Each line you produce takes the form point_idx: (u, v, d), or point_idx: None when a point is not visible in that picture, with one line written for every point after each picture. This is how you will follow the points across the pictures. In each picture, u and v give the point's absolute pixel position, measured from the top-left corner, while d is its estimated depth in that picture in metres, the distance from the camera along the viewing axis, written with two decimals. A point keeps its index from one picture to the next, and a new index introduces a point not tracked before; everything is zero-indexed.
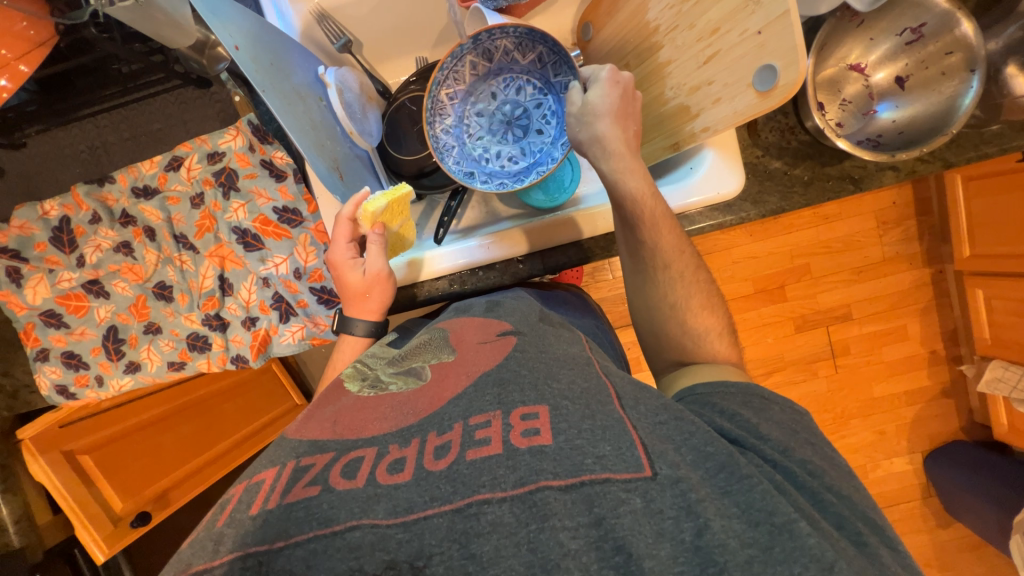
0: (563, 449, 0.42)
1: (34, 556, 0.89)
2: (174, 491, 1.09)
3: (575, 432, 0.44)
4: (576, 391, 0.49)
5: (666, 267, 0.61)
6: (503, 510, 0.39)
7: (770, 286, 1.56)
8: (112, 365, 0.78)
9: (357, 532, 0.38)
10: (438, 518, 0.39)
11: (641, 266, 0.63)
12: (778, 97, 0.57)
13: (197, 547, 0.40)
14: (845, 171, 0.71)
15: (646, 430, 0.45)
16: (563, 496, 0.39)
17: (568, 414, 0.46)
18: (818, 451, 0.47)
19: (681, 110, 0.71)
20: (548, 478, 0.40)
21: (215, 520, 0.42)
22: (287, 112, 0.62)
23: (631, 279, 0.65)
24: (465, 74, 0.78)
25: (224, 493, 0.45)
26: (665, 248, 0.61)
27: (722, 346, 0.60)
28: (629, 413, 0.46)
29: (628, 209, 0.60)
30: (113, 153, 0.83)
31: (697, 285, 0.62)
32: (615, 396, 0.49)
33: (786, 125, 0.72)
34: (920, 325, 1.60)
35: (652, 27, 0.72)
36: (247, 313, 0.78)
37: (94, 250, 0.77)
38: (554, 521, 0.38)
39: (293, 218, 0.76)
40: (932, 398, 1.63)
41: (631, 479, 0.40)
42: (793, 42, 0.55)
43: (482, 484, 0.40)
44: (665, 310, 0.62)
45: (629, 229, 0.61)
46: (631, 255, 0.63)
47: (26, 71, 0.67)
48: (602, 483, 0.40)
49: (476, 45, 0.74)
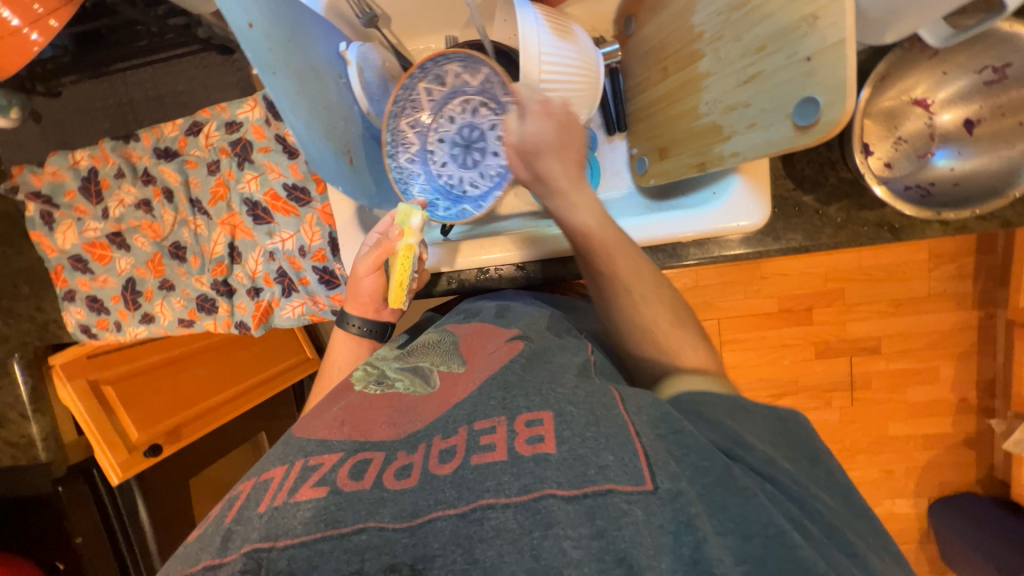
0: (567, 458, 0.42)
1: (59, 472, 0.99)
2: (186, 427, 1.15)
3: (578, 441, 0.43)
4: (581, 396, 0.48)
5: (628, 293, 0.59)
6: (506, 518, 0.39)
7: (796, 307, 1.48)
8: (129, 313, 0.83)
9: (363, 534, 0.40)
10: (442, 522, 0.39)
11: (602, 293, 0.61)
12: (815, 136, 0.52)
13: (206, 543, 0.43)
14: (885, 217, 0.65)
15: (649, 437, 0.43)
16: (565, 506, 0.39)
17: (571, 422, 0.44)
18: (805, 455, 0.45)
19: (712, 130, 0.66)
20: (552, 486, 0.40)
21: (225, 517, 0.45)
22: (298, 94, 0.61)
23: (602, 314, 0.63)
24: (421, 102, 0.75)
25: (233, 489, 0.48)
26: (638, 284, 0.59)
27: (683, 347, 0.57)
28: (633, 419, 0.45)
29: (581, 242, 0.60)
30: (139, 112, 0.84)
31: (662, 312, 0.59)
32: (619, 400, 0.48)
33: (828, 159, 0.66)
34: (954, 370, 1.50)
35: (695, 33, 0.66)
36: (252, 283, 0.80)
37: (118, 204, 0.80)
38: (558, 529, 0.38)
39: (301, 197, 0.76)
40: (952, 446, 1.54)
41: (633, 491, 0.39)
42: (842, 77, 0.49)
43: (486, 489, 0.40)
44: (646, 350, 0.59)
45: (587, 258, 0.61)
46: (593, 283, 0.63)
47: (56, 26, 0.61)
48: (604, 494, 0.39)
49: (426, 72, 0.72)
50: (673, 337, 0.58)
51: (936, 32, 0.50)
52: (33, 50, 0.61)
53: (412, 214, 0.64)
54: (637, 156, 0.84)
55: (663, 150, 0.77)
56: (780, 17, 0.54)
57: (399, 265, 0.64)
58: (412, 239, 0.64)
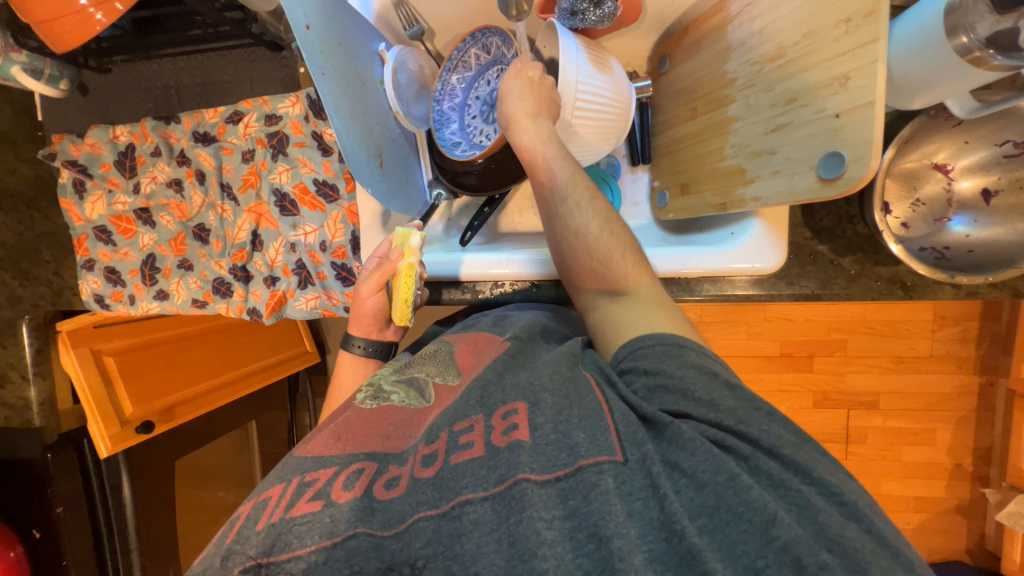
0: (539, 445, 0.43)
1: (49, 438, 0.98)
2: (180, 407, 1.15)
3: (549, 427, 0.44)
4: (557, 381, 0.48)
5: (570, 206, 0.62)
6: (484, 509, 0.40)
7: (798, 353, 1.48)
8: (145, 288, 0.85)
9: (353, 540, 0.40)
10: (423, 522, 0.41)
11: (552, 217, 0.64)
12: (841, 188, 0.54)
13: (206, 565, 0.41)
14: (897, 275, 0.67)
15: (621, 415, 0.44)
16: (539, 489, 0.40)
17: (544, 407, 0.46)
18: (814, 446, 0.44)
19: (736, 172, 0.68)
20: (525, 470, 0.41)
21: (225, 538, 0.43)
22: (342, 94, 0.63)
23: (555, 252, 0.64)
24: (467, 63, 0.79)
25: (235, 510, 0.46)
26: (575, 200, 0.62)
27: (616, 258, 0.59)
28: (604, 391, 0.47)
29: (528, 164, 0.64)
30: (184, 96, 0.85)
31: (598, 220, 0.61)
32: (594, 381, 0.49)
33: (846, 213, 0.67)
34: (951, 434, 1.49)
35: (728, 79, 0.69)
36: (269, 272, 0.82)
37: (150, 180, 0.83)
38: (531, 512, 0.39)
39: (330, 193, 0.78)
40: (944, 511, 1.52)
41: (601, 460, 0.41)
42: (870, 136, 0.51)
43: (464, 485, 0.42)
44: (588, 277, 0.61)
45: (536, 182, 0.65)
46: (546, 213, 0.65)
47: (120, 9, 0.64)
48: (574, 474, 0.41)
49: (476, 40, 0.78)
50: (604, 241, 0.60)
51: (963, 104, 0.52)
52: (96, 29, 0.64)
53: (411, 235, 0.65)
54: (658, 189, 0.86)
55: (685, 186, 0.79)
56: (812, 74, 0.56)
57: (402, 285, 0.66)
58: (413, 258, 0.65)
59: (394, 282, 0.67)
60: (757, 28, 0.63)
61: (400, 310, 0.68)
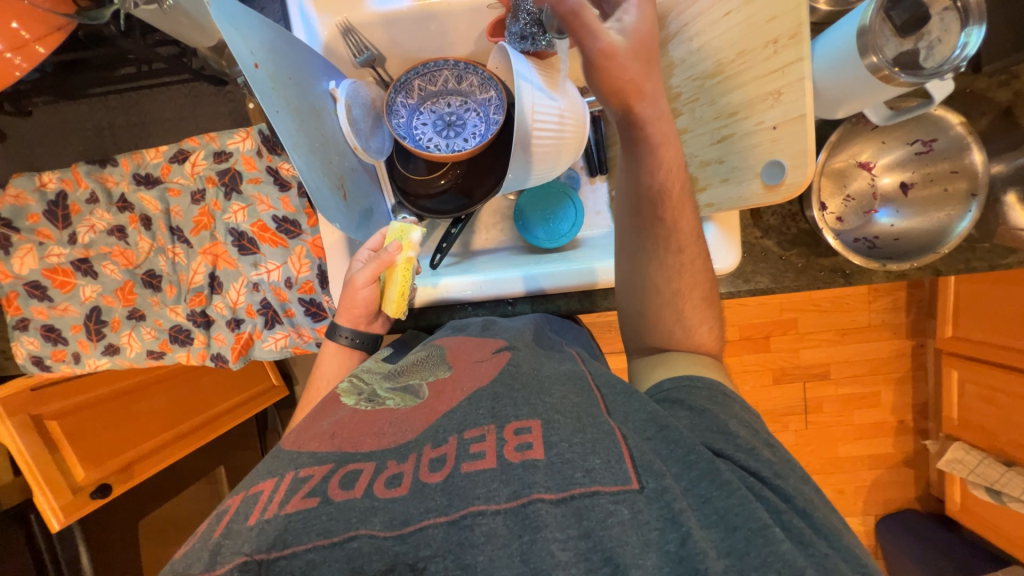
0: (555, 463, 0.43)
1: None
2: (139, 464, 1.07)
3: (566, 446, 0.45)
4: (568, 405, 0.50)
5: (678, 252, 0.59)
6: (497, 523, 0.40)
7: (756, 335, 1.58)
8: (91, 345, 0.79)
9: (355, 542, 0.39)
10: (433, 529, 0.40)
11: (650, 248, 0.60)
12: (782, 194, 0.60)
13: (193, 557, 0.39)
14: (838, 264, 0.73)
15: (637, 442, 0.46)
16: (554, 509, 0.41)
17: (559, 427, 0.47)
18: (794, 471, 0.47)
19: (689, 180, 0.72)
20: (540, 490, 0.41)
21: (212, 531, 0.42)
22: (299, 130, 0.62)
23: (631, 284, 0.62)
24: (438, 79, 0.82)
25: (221, 503, 0.45)
26: (682, 229, 0.59)
27: (698, 286, 0.60)
28: (620, 426, 0.47)
29: (659, 188, 0.56)
30: (120, 137, 0.79)
31: (696, 250, 0.60)
32: (605, 410, 0.50)
33: (788, 211, 0.73)
34: (893, 394, 1.64)
35: (673, 93, 0.72)
36: (232, 314, 0.78)
37: (87, 230, 0.77)
38: (545, 532, 0.39)
39: (291, 229, 0.76)
40: (893, 465, 1.67)
41: (619, 491, 0.42)
42: (803, 145, 0.57)
43: (476, 496, 0.41)
44: (665, 296, 0.60)
45: (653, 207, 0.58)
46: (642, 240, 0.60)
47: (43, 52, 0.61)
48: (591, 495, 0.41)
49: (455, 67, 0.80)
50: (699, 307, 0.60)
51: (879, 112, 0.58)
52: (14, 74, 0.62)
53: (410, 230, 0.69)
54: None
55: None
56: (748, 89, 0.61)
57: (400, 278, 0.68)
58: (411, 252, 0.68)
59: (388, 275, 0.69)
60: (695, 46, 0.67)
61: (396, 302, 0.70)
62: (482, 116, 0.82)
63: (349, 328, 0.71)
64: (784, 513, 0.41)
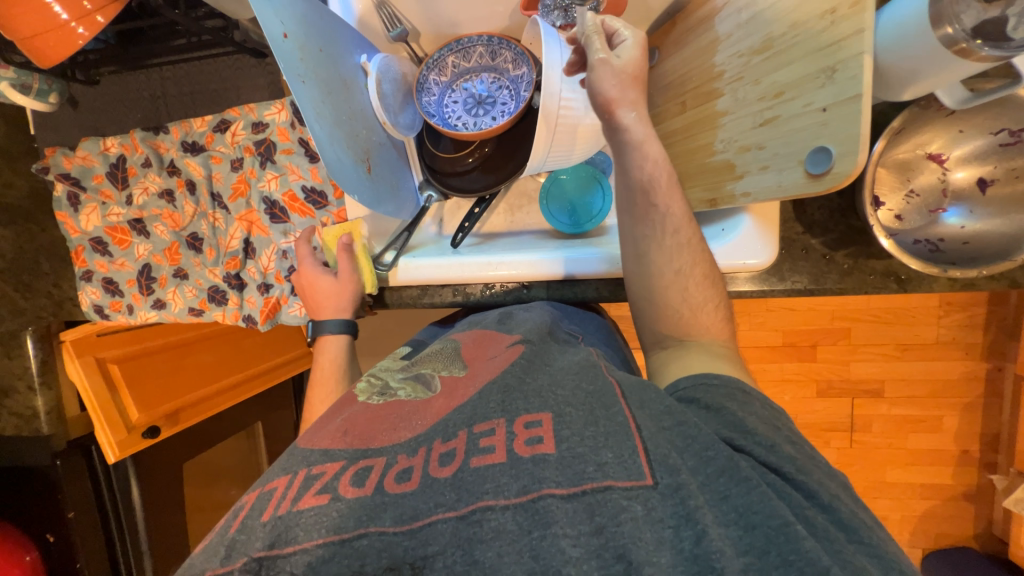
0: (565, 458, 0.39)
1: (58, 445, 1.00)
2: (185, 411, 1.17)
3: (578, 440, 0.40)
4: (580, 396, 0.44)
5: (675, 233, 0.57)
6: (505, 519, 0.36)
7: (800, 342, 1.47)
8: (142, 298, 0.86)
9: (364, 540, 0.36)
10: (441, 525, 0.37)
11: (647, 233, 0.58)
12: (826, 185, 0.54)
13: (209, 553, 0.38)
14: (891, 268, 0.66)
15: (651, 432, 0.41)
16: (564, 504, 0.37)
17: (572, 422, 0.42)
18: (817, 467, 0.42)
19: (726, 167, 0.66)
20: (551, 485, 0.37)
21: (228, 527, 0.39)
22: (325, 101, 0.63)
23: (631, 275, 0.60)
24: (473, 54, 0.80)
25: (238, 499, 0.42)
26: (675, 213, 0.57)
27: (699, 264, 0.57)
28: (635, 413, 0.42)
29: (640, 177, 0.57)
30: (171, 106, 0.86)
31: (692, 231, 0.58)
32: (621, 395, 0.44)
33: (839, 206, 0.67)
34: (956, 421, 1.47)
35: (716, 72, 0.66)
36: (263, 279, 0.82)
37: (142, 191, 0.84)
38: (557, 528, 0.36)
39: (318, 200, 0.80)
40: (949, 497, 1.51)
41: (631, 486, 0.38)
42: (854, 129, 0.51)
43: (486, 490, 0.37)
44: (667, 277, 0.57)
45: (643, 194, 0.57)
46: (637, 224, 0.58)
47: (102, 22, 0.66)
48: (603, 491, 0.37)
49: (488, 42, 0.79)
50: (702, 290, 0.56)
51: (954, 94, 0.51)
52: (78, 43, 0.66)
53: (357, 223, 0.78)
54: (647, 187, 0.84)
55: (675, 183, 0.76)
56: (797, 66, 0.55)
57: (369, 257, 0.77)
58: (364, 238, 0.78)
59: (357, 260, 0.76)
60: (745, 18, 0.61)
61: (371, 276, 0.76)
62: (512, 94, 0.80)
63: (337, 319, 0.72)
64: (805, 510, 0.38)
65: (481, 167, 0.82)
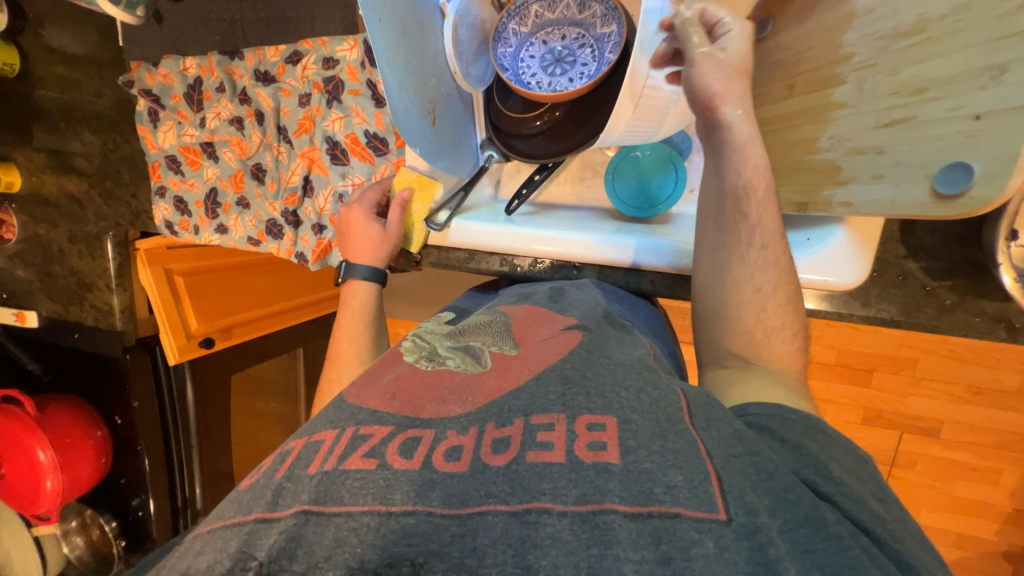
0: (631, 472, 0.35)
1: (128, 340, 1.11)
2: (236, 328, 1.25)
3: (644, 453, 0.37)
4: (647, 402, 0.41)
5: (763, 249, 0.51)
6: (562, 526, 0.33)
7: (857, 365, 1.35)
8: (207, 221, 0.90)
9: (412, 518, 0.34)
10: (493, 517, 0.34)
11: (729, 244, 0.53)
12: (955, 209, 0.47)
13: (258, 492, 0.39)
14: (1005, 312, 0.57)
15: (722, 459, 0.37)
16: (629, 524, 0.33)
17: (637, 431, 0.38)
18: (910, 532, 0.37)
19: (829, 168, 0.58)
20: (613, 500, 0.34)
21: (275, 470, 0.40)
22: (399, 47, 0.60)
23: (705, 286, 0.55)
24: (559, 3, 0.73)
25: (284, 445, 0.44)
26: (767, 226, 0.51)
27: (783, 286, 0.51)
28: (704, 438, 0.39)
29: (734, 182, 0.51)
30: (247, 32, 0.81)
31: (782, 248, 0.52)
32: (687, 411, 0.41)
33: (953, 233, 0.57)
34: (1018, 477, 1.35)
35: (842, 54, 0.55)
36: (318, 219, 0.83)
37: (214, 116, 0.86)
38: (618, 550, 0.31)
39: (379, 147, 0.78)
40: (989, 552, 1.41)
41: (703, 518, 0.33)
42: (1014, 146, 0.42)
43: (542, 491, 0.35)
44: (744, 294, 0.52)
45: (733, 201, 0.52)
46: (719, 232, 0.53)
47: None
48: (672, 517, 0.33)
49: None
50: (783, 314, 0.51)
51: None
52: None
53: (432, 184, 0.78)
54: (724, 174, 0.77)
55: None
56: (957, 58, 0.45)
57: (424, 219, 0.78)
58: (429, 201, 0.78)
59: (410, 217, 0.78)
60: None
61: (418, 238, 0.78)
62: (595, 53, 0.73)
63: (368, 266, 0.73)
64: None
65: (551, 132, 0.77)
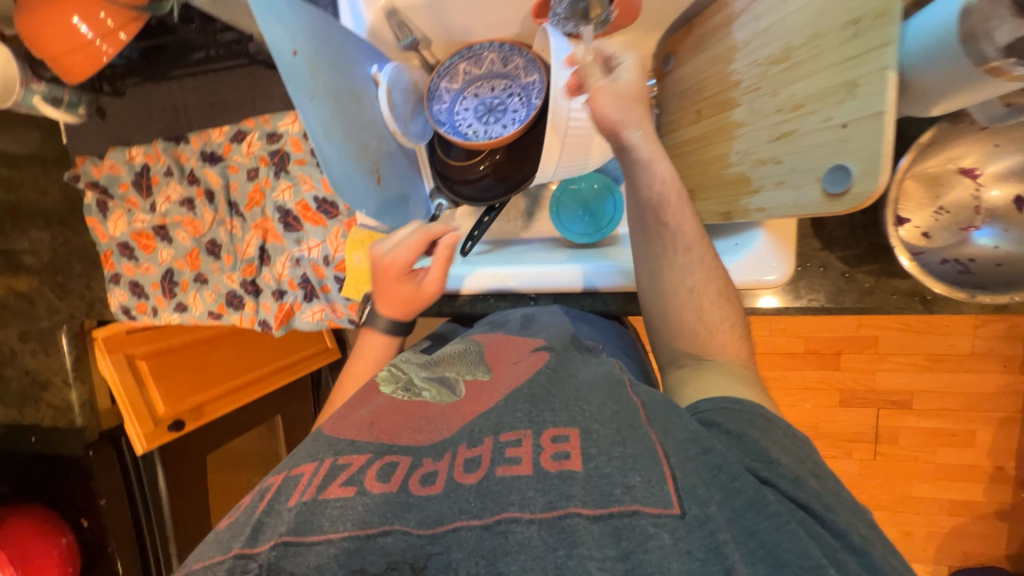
0: (593, 477, 0.38)
1: (91, 436, 1.06)
2: (208, 406, 1.22)
3: (605, 459, 0.39)
4: (606, 413, 0.43)
5: (688, 251, 0.56)
6: (531, 533, 0.35)
7: (824, 349, 1.42)
8: (165, 301, 0.91)
9: (389, 538, 0.36)
10: (465, 532, 0.36)
11: (658, 251, 0.57)
12: (845, 205, 0.52)
13: (235, 532, 0.39)
14: (917, 288, 0.62)
15: (678, 459, 0.39)
16: (591, 526, 0.35)
17: (598, 439, 0.41)
18: (846, 503, 0.40)
19: (742, 179, 0.63)
20: (576, 504, 0.36)
21: (254, 510, 0.40)
22: (335, 117, 0.64)
23: (646, 291, 0.59)
24: (485, 60, 0.79)
25: (263, 481, 0.43)
26: (687, 230, 0.56)
27: (713, 281, 0.55)
28: (662, 439, 0.41)
29: (649, 196, 0.56)
30: (191, 116, 0.84)
31: (705, 248, 0.56)
32: (646, 419, 0.43)
33: (860, 222, 0.64)
34: (991, 436, 1.40)
35: (733, 80, 0.63)
36: (278, 285, 0.85)
37: (164, 200, 0.88)
38: (582, 549, 0.34)
39: (330, 210, 0.81)
40: (981, 515, 1.45)
41: (660, 513, 0.35)
42: (878, 147, 0.48)
43: (510, 502, 0.37)
44: (681, 295, 0.55)
45: (652, 213, 0.56)
46: (647, 242, 0.58)
47: (125, 39, 0.68)
48: (631, 515, 0.36)
49: (500, 49, 0.78)
50: (718, 308, 0.55)
51: None
52: (104, 60, 0.69)
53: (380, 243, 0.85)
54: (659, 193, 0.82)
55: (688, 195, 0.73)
56: (818, 78, 0.53)
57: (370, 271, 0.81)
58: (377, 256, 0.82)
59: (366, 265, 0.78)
60: (763, 26, 0.58)
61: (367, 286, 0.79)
62: (523, 101, 0.78)
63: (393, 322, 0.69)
64: (837, 552, 0.35)
65: (493, 176, 0.81)
